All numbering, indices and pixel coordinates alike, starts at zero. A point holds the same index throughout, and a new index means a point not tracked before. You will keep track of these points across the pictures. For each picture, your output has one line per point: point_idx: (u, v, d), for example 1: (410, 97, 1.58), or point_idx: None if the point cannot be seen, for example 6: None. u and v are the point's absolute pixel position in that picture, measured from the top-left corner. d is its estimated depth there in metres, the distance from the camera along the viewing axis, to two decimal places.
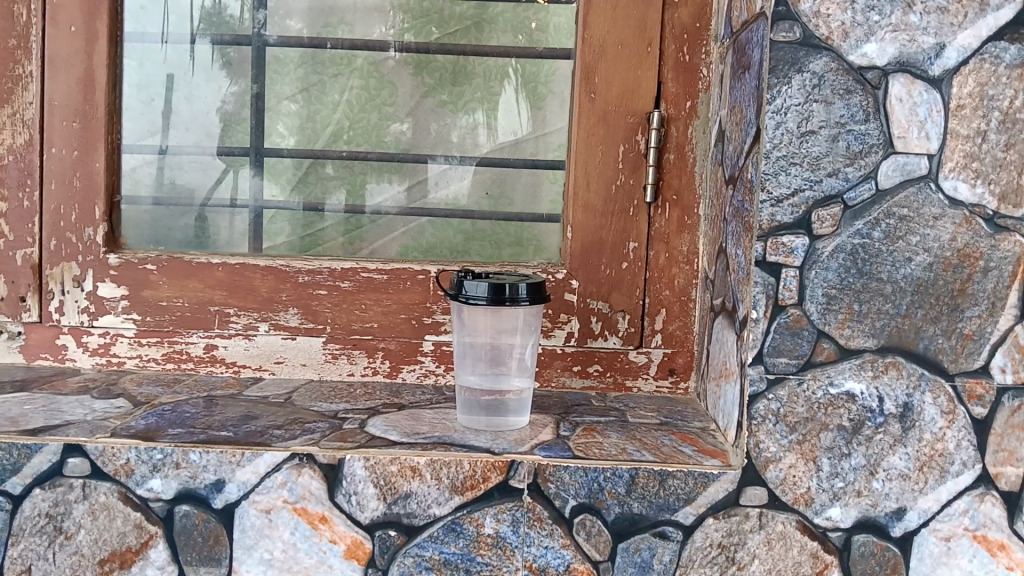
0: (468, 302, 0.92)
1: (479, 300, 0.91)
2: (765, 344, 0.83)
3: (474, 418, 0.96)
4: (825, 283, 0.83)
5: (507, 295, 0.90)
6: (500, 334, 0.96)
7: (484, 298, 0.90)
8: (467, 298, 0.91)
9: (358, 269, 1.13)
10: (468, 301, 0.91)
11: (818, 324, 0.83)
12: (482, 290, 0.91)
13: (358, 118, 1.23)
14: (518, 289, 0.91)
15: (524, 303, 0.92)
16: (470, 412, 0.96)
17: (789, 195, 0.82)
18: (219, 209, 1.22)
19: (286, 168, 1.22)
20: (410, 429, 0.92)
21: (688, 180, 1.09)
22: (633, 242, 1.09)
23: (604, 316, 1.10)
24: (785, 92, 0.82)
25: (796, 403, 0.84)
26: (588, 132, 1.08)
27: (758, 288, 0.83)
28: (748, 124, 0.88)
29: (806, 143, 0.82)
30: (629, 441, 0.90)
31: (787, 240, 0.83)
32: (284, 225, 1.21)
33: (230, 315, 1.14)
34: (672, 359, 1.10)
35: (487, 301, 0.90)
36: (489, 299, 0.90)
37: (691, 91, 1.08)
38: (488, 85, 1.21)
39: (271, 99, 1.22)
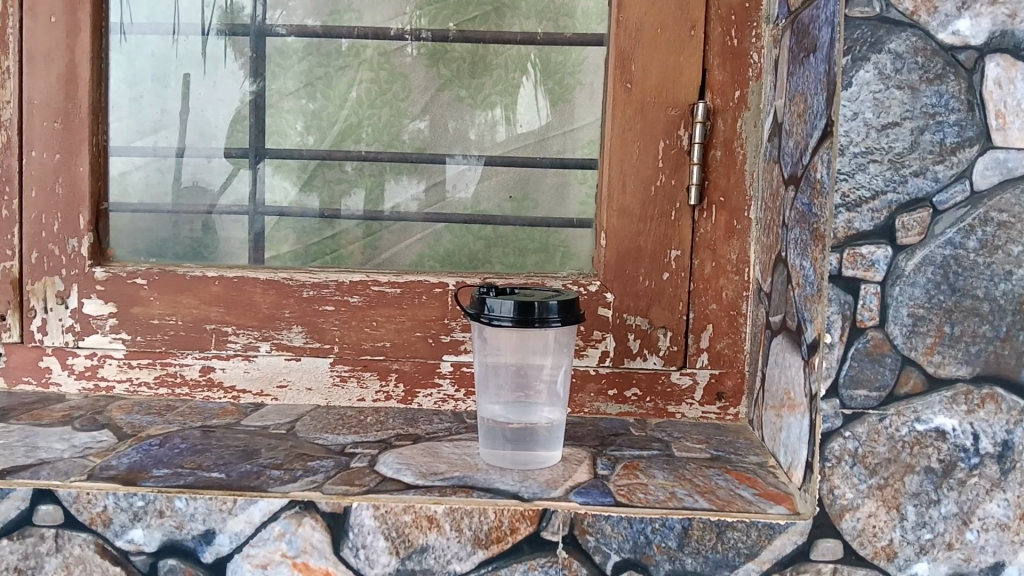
0: (492, 323, 0.80)
1: (502, 322, 0.79)
2: (840, 373, 0.71)
3: (499, 452, 0.83)
4: (910, 301, 0.70)
5: (536, 315, 0.79)
6: (526, 354, 0.84)
7: (508, 320, 0.79)
8: (490, 319, 0.80)
9: (369, 281, 1.02)
10: (492, 322, 0.80)
11: (903, 350, 0.71)
12: (507, 310, 0.79)
13: (368, 114, 1.12)
14: (549, 309, 0.79)
15: (553, 324, 0.80)
16: (495, 444, 0.83)
17: (869, 199, 0.69)
18: (222, 214, 1.10)
19: (291, 171, 1.12)
20: (425, 467, 0.81)
21: (737, 180, 0.97)
22: (675, 251, 0.97)
23: (643, 333, 0.98)
24: (862, 76, 0.69)
25: (876, 443, 0.71)
26: (624, 126, 0.97)
27: (831, 307, 0.71)
28: (815, 114, 0.75)
29: (886, 137, 0.69)
30: (678, 484, 0.79)
31: (866, 251, 0.70)
32: (289, 233, 1.10)
33: (228, 334, 1.03)
34: (719, 382, 0.98)
35: (513, 322, 0.79)
36: (515, 320, 0.79)
37: (740, 79, 0.96)
38: (509, 76, 1.10)
39: (273, 96, 1.12)
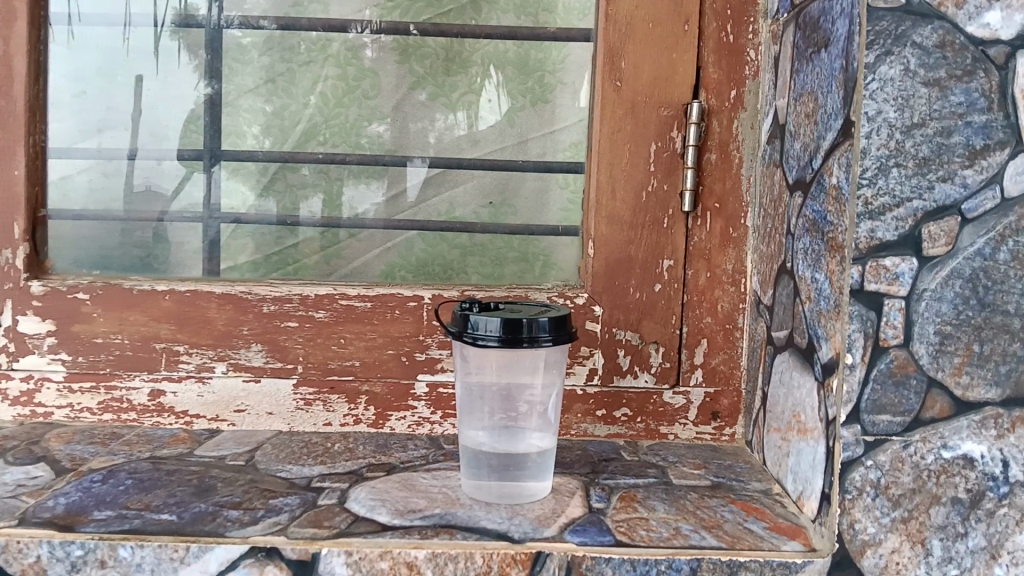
0: (476, 343, 0.73)
1: (489, 340, 0.72)
2: (862, 398, 0.65)
3: (484, 483, 0.75)
4: (937, 318, 0.64)
5: (525, 334, 0.72)
6: (512, 374, 0.77)
7: (496, 338, 0.71)
8: (474, 339, 0.72)
9: (336, 295, 0.94)
10: (476, 342, 0.72)
11: (929, 370, 0.65)
12: (496, 327, 0.72)
13: (333, 114, 1.04)
14: (539, 327, 0.72)
15: (545, 344, 0.72)
16: (480, 474, 0.76)
17: (892, 206, 0.63)
18: (173, 221, 1.01)
19: (250, 174, 1.03)
20: (402, 504, 0.73)
21: (733, 185, 0.91)
22: (667, 260, 0.91)
23: (634, 349, 0.92)
24: (887, 72, 0.63)
25: (900, 472, 0.65)
26: (613, 127, 0.90)
27: (853, 324, 0.64)
28: (829, 114, 0.70)
29: (912, 139, 0.63)
30: (682, 518, 0.72)
31: (890, 263, 0.64)
32: (247, 241, 1.01)
33: (180, 353, 0.94)
34: (714, 400, 0.92)
35: (499, 342, 0.71)
36: (502, 340, 0.71)
37: (736, 78, 0.90)
38: (485, 72, 1.03)
39: (232, 94, 1.03)
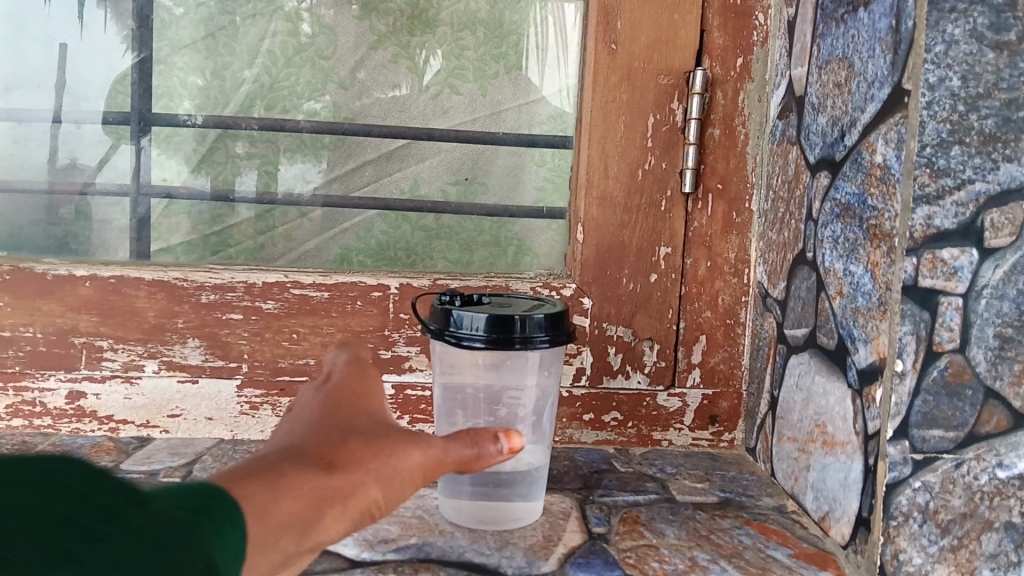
0: (459, 344, 0.62)
1: (474, 336, 0.61)
2: (911, 411, 0.56)
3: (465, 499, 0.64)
4: (997, 318, 0.55)
5: (518, 334, 0.61)
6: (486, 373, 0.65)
7: (482, 335, 0.61)
8: (458, 336, 0.62)
9: (287, 283, 0.82)
10: (460, 342, 0.62)
11: (987, 380, 0.56)
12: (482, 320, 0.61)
13: (282, 76, 0.91)
14: (535, 325, 0.61)
15: (539, 342, 0.62)
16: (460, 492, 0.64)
17: (953, 189, 0.54)
18: (97, 195, 0.87)
19: (185, 143, 0.89)
20: (371, 533, 0.63)
21: (737, 164, 0.82)
22: (664, 248, 0.81)
23: (626, 347, 0.82)
24: (952, 32, 0.53)
25: (951, 495, 0.57)
26: (607, 97, 0.80)
27: (903, 325, 0.56)
28: (868, 82, 0.60)
29: (977, 111, 0.54)
30: (695, 545, 0.63)
31: (948, 255, 0.55)
32: (182, 218, 0.88)
33: (103, 350, 0.81)
34: (713, 403, 0.83)
35: (486, 343, 0.61)
36: (490, 339, 0.61)
37: (744, 43, 0.80)
38: (454, 32, 0.92)
39: (163, 49, 0.89)
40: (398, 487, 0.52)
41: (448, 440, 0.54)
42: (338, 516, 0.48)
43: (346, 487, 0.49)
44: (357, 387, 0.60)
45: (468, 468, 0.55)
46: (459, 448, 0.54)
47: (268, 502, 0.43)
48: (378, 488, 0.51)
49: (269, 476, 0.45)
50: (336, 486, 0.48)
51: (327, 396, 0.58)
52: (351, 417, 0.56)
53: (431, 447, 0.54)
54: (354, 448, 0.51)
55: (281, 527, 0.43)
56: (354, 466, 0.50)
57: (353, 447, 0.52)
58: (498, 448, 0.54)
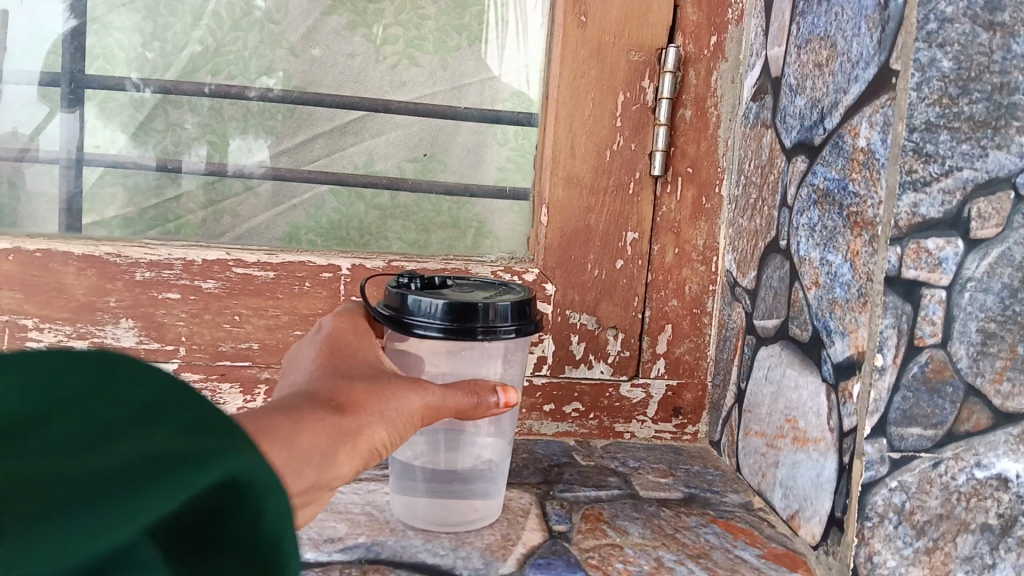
0: (416, 332, 0.57)
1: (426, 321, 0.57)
2: (890, 408, 0.53)
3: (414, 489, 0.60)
4: (981, 313, 0.53)
5: (480, 323, 0.57)
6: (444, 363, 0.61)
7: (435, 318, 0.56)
8: (412, 324, 0.57)
9: (228, 261, 0.76)
10: (416, 330, 0.57)
11: (967, 376, 0.54)
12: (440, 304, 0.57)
13: (228, 39, 0.84)
14: (499, 314, 0.57)
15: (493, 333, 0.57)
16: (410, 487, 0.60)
17: (940, 176, 0.52)
18: (31, 164, 0.81)
19: (122, 108, 0.83)
20: (316, 531, 0.59)
21: (708, 147, 0.79)
22: (632, 233, 0.78)
23: (590, 336, 0.79)
24: (945, 10, 0.51)
25: (927, 495, 0.54)
26: (576, 72, 0.76)
27: (885, 318, 0.53)
28: (852, 62, 0.57)
29: (967, 95, 0.52)
30: (660, 545, 0.60)
31: (933, 245, 0.52)
32: (118, 189, 0.82)
33: (27, 329, 0.75)
34: (677, 394, 0.81)
35: (445, 332, 0.56)
36: (449, 328, 0.56)
37: (718, 21, 0.77)
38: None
39: (99, 6, 0.82)
40: (402, 429, 0.50)
41: (447, 389, 0.52)
42: (350, 457, 0.45)
43: (356, 428, 0.46)
44: (347, 325, 0.57)
45: (464, 416, 0.54)
46: (460, 398, 0.52)
47: (287, 439, 0.40)
48: (384, 429, 0.48)
49: (282, 415, 0.42)
50: (350, 426, 0.46)
51: (317, 340, 0.56)
52: (352, 361, 0.53)
53: (434, 390, 0.51)
54: (358, 388, 0.49)
55: (310, 463, 0.41)
56: (362, 406, 0.48)
57: (358, 390, 0.48)
58: (495, 401, 0.53)
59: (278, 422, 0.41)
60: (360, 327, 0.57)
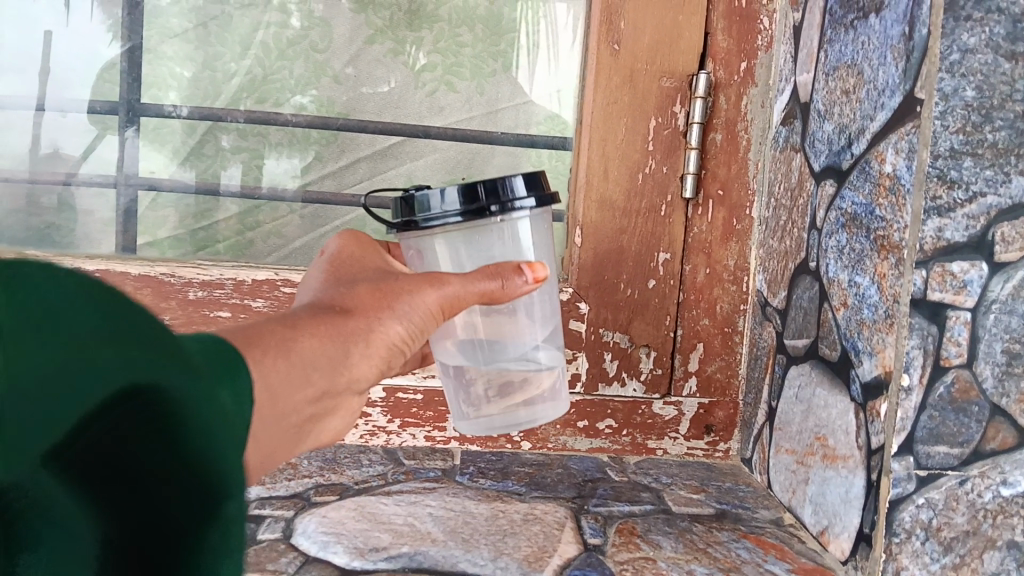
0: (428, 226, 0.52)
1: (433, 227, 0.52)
2: (917, 426, 0.55)
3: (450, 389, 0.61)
4: (1005, 334, 0.54)
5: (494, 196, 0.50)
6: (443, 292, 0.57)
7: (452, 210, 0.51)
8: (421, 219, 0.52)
9: (276, 280, 0.79)
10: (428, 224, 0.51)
11: (993, 396, 0.55)
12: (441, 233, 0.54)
13: (275, 68, 0.91)
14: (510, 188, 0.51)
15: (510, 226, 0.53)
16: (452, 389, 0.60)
17: (964, 201, 0.53)
18: (80, 186, 0.84)
19: (173, 135, 0.88)
20: (361, 540, 0.62)
21: (739, 170, 0.80)
22: (663, 254, 0.80)
23: (622, 354, 0.81)
24: (967, 41, 0.52)
25: (954, 512, 0.55)
26: (609, 98, 0.79)
27: (911, 339, 0.54)
28: (878, 90, 0.59)
29: (990, 123, 0.53)
30: (693, 558, 0.62)
31: (959, 268, 0.54)
32: (170, 212, 0.85)
33: None
34: (709, 412, 0.82)
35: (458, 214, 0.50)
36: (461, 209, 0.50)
37: (748, 48, 0.79)
38: (451, 28, 0.90)
39: (153, 38, 0.88)
40: (423, 323, 0.51)
41: (467, 277, 0.50)
42: (362, 355, 0.49)
43: (355, 334, 0.48)
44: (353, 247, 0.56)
45: (493, 299, 0.52)
46: (484, 285, 0.50)
47: (282, 345, 0.42)
48: (399, 327, 0.50)
49: (281, 323, 0.44)
50: (353, 331, 0.48)
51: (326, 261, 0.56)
52: (358, 272, 0.53)
53: (449, 287, 0.50)
54: (361, 299, 0.50)
55: (313, 365, 0.44)
56: (366, 311, 0.49)
57: (363, 299, 0.50)
58: (524, 280, 0.50)
59: (276, 330, 0.43)
60: (363, 250, 0.56)
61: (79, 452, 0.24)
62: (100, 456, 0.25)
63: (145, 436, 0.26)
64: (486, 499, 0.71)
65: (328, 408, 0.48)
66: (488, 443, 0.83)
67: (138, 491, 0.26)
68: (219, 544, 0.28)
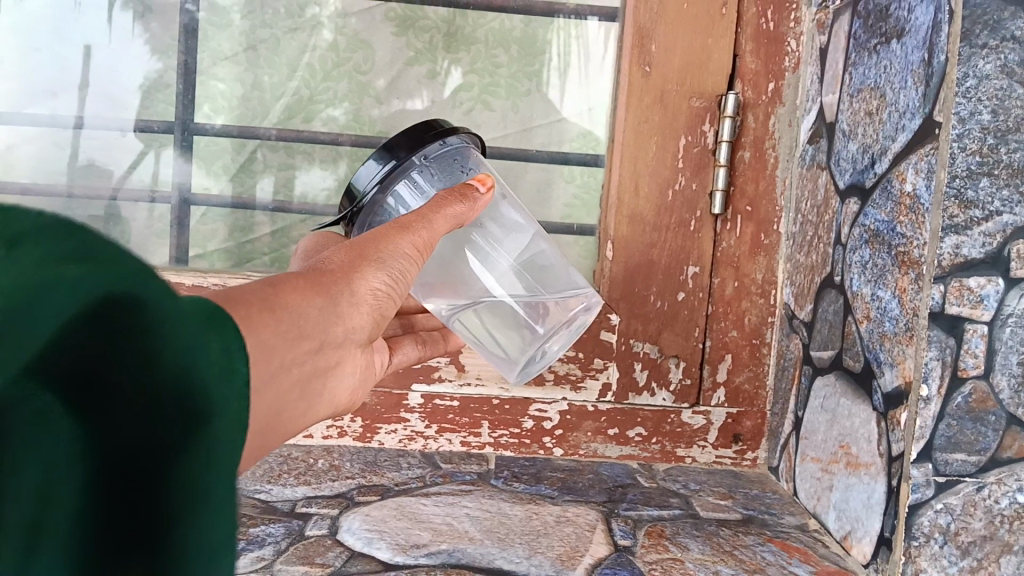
0: (371, 193, 0.58)
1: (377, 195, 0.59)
2: (936, 435, 0.57)
3: (507, 338, 0.65)
4: (1021, 346, 0.57)
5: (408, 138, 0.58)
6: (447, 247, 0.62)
7: (382, 164, 0.58)
8: (361, 192, 0.59)
9: None
10: (369, 190, 0.58)
11: (1009, 406, 0.57)
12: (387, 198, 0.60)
13: (320, 88, 0.91)
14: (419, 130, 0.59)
15: (432, 166, 0.61)
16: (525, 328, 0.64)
17: (981, 220, 0.56)
18: (125, 199, 0.91)
19: (223, 153, 0.92)
20: (403, 538, 0.65)
21: (767, 186, 0.83)
22: (692, 267, 0.83)
23: (652, 364, 0.84)
24: (983, 67, 0.55)
25: (971, 517, 0.57)
26: (640, 118, 0.82)
27: (930, 350, 0.57)
28: (901, 112, 0.62)
29: (1005, 145, 0.56)
30: (719, 560, 0.64)
31: (975, 283, 0.56)
32: (220, 225, 0.91)
33: None
34: (736, 421, 0.85)
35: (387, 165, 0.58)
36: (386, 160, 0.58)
37: (775, 69, 0.82)
38: (488, 50, 0.90)
39: (206, 60, 0.90)
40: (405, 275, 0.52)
41: (437, 215, 0.54)
42: (357, 308, 0.49)
43: (344, 285, 0.48)
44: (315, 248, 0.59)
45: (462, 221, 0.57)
46: (452, 210, 0.55)
47: (269, 300, 0.40)
48: (386, 278, 0.51)
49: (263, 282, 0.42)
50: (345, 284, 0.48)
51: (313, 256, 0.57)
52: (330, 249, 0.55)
53: (419, 228, 0.53)
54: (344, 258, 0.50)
55: (306, 316, 0.43)
56: (355, 268, 0.49)
57: (349, 259, 0.50)
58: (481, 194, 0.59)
59: (261, 287, 0.41)
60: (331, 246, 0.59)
61: (55, 364, 0.24)
62: (77, 369, 0.25)
63: (121, 347, 0.26)
64: (520, 501, 0.74)
65: (333, 362, 0.48)
66: (522, 449, 0.86)
67: (110, 407, 0.26)
68: (205, 459, 0.27)
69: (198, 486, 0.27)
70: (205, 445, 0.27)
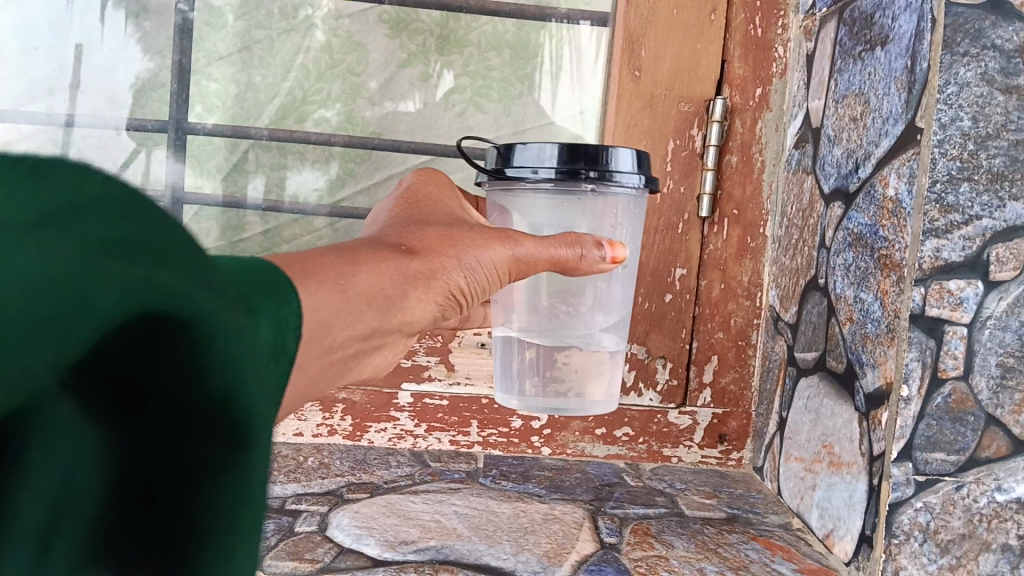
0: (531, 176, 0.54)
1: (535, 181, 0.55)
2: (915, 434, 0.58)
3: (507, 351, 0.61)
4: (1000, 348, 0.58)
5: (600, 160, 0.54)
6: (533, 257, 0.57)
7: (567, 163, 0.54)
8: (524, 168, 0.55)
9: None
10: (533, 173, 0.54)
11: (989, 407, 0.58)
12: (536, 195, 0.56)
13: (314, 90, 0.92)
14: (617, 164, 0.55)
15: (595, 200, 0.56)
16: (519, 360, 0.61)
17: (961, 224, 0.57)
18: None
19: (217, 152, 0.92)
20: (392, 534, 0.66)
21: (754, 190, 0.84)
22: (680, 269, 0.84)
23: (639, 364, 0.85)
24: (964, 75, 0.56)
25: (951, 516, 0.58)
26: (630, 122, 0.83)
27: (910, 351, 0.58)
28: (885, 117, 0.63)
29: (986, 150, 0.57)
30: (703, 557, 0.65)
31: (955, 286, 0.57)
32: (212, 225, 0.93)
33: None
34: (722, 421, 0.86)
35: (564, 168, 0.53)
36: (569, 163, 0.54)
37: (763, 74, 0.83)
38: (481, 52, 0.91)
39: (200, 59, 0.91)
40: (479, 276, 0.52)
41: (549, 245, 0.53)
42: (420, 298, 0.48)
43: (415, 275, 0.47)
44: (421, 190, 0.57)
45: (567, 269, 0.54)
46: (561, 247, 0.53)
47: (340, 278, 0.40)
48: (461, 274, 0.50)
49: (341, 255, 0.43)
50: (417, 270, 0.48)
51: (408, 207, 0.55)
52: (429, 212, 0.55)
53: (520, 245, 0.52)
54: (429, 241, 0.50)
55: (372, 301, 0.42)
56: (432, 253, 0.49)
57: (431, 244, 0.50)
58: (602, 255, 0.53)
59: (335, 262, 0.41)
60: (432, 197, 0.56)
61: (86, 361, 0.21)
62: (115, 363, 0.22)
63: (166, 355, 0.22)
64: (507, 499, 0.75)
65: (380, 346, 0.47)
66: (510, 448, 0.87)
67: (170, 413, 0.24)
68: (240, 488, 0.24)
69: (232, 511, 0.24)
70: (247, 472, 0.24)
